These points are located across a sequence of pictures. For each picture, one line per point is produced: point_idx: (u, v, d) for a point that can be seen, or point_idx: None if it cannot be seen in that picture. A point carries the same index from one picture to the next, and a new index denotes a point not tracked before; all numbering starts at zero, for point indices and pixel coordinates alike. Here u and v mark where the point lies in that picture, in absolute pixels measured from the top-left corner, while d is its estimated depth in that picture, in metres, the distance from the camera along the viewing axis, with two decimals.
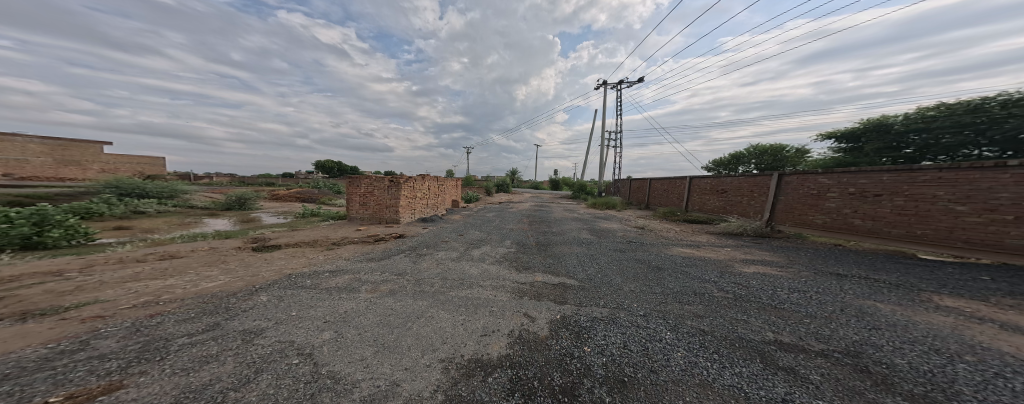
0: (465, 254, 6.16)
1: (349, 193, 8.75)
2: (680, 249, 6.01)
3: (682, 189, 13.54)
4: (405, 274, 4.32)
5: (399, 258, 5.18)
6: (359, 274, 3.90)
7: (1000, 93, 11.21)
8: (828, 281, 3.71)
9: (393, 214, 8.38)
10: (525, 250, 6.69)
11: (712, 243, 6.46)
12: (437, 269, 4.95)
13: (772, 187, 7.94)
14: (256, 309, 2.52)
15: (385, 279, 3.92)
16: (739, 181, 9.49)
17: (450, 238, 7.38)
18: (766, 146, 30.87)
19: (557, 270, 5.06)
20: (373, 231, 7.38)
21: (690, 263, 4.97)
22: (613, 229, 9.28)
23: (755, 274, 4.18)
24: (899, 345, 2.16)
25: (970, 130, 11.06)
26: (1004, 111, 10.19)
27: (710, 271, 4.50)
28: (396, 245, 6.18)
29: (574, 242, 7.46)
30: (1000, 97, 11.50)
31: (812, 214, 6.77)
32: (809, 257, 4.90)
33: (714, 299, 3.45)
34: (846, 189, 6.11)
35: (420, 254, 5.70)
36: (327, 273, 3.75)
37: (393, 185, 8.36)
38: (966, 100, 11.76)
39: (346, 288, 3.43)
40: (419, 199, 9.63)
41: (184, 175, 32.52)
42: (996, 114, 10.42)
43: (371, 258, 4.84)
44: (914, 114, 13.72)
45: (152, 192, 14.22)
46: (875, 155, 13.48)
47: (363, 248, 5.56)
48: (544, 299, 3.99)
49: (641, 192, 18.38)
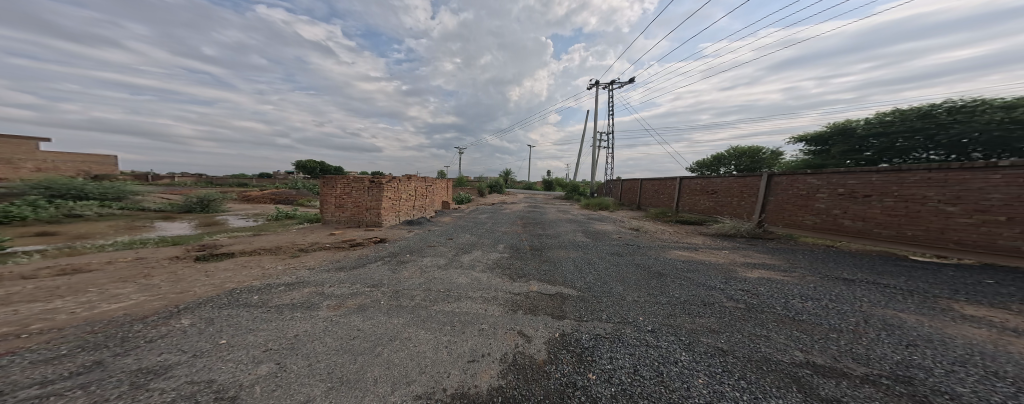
0: (454, 260, 5.65)
1: (324, 193, 7.98)
2: (679, 252, 5.81)
3: (671, 190, 13.63)
4: (381, 285, 3.76)
5: (376, 266, 4.60)
6: (322, 287, 3.30)
7: (947, 100, 12.28)
8: (838, 287, 3.51)
9: (373, 216, 7.68)
10: (519, 255, 6.26)
11: (709, 246, 6.29)
12: (419, 278, 4.41)
13: (761, 188, 7.94)
14: (167, 338, 1.92)
15: (355, 293, 3.34)
16: (729, 181, 9.55)
17: (437, 243, 6.82)
18: (744, 148, 32.14)
19: (554, 278, 4.66)
20: (350, 235, 6.69)
21: (691, 269, 4.73)
22: (607, 231, 9.03)
23: (761, 280, 3.97)
24: (951, 368, 1.88)
25: (920, 135, 12.70)
26: (950, 117, 12.00)
27: (715, 278, 4.26)
28: (375, 250, 5.56)
29: (570, 245, 7.11)
30: (946, 105, 12.46)
31: (802, 214, 6.75)
32: (809, 260, 4.76)
33: (726, 310, 3.18)
34: (835, 190, 6.09)
35: (402, 261, 5.13)
36: (282, 286, 3.12)
37: (374, 186, 7.69)
38: (916, 107, 13.18)
39: (304, 304, 2.85)
40: (404, 200, 8.97)
41: (143, 175, 29.77)
42: (943, 120, 12.17)
43: (342, 267, 4.24)
44: (873, 119, 14.56)
45: (93, 194, 12.62)
46: (841, 157, 15.11)
47: (335, 255, 4.91)
48: (540, 313, 3.58)
49: (632, 193, 18.48)
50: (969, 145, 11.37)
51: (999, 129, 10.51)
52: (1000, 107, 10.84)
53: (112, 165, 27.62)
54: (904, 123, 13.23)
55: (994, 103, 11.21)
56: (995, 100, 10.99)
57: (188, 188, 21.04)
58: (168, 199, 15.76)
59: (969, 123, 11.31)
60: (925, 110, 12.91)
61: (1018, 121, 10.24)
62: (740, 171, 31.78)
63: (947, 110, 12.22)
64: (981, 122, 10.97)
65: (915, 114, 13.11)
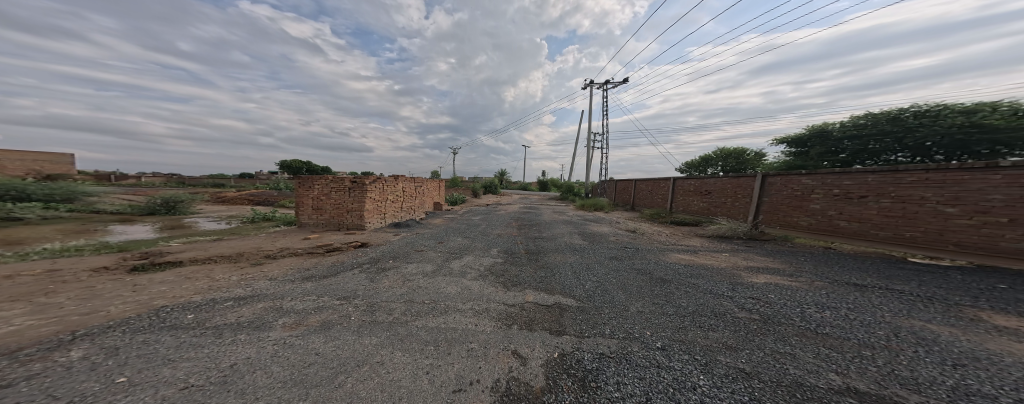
0: (443, 266, 5.17)
1: (299, 194, 7.22)
2: (680, 256, 5.76)
3: (665, 191, 13.63)
4: (353, 297, 3.28)
5: (353, 274, 4.09)
6: (279, 301, 2.78)
7: (916, 106, 12.72)
8: (852, 293, 3.28)
9: (355, 219, 7.07)
10: (513, 261, 5.86)
11: (710, 250, 6.08)
12: (400, 287, 3.93)
13: (756, 189, 7.83)
14: (36, 380, 1.41)
15: (320, 307, 2.86)
16: (724, 182, 9.52)
17: (425, 247, 6.31)
18: (730, 150, 32.90)
19: (551, 287, 4.33)
20: (327, 239, 6.10)
21: (695, 274, 4.50)
22: (603, 233, 8.79)
23: (769, 286, 3.75)
24: (1018, 397, 1.61)
25: (890, 138, 13.17)
26: (917, 121, 12.41)
27: (722, 284, 4.02)
28: (354, 255, 5.05)
29: (568, 249, 6.77)
30: (913, 109, 12.87)
31: (796, 215, 6.60)
32: (812, 262, 4.58)
33: (741, 323, 2.94)
34: (830, 190, 5.91)
35: (384, 267, 4.61)
36: (230, 301, 2.60)
37: (357, 186, 7.08)
38: (888, 110, 13.60)
39: (255, 321, 2.36)
40: (392, 202, 8.36)
41: (105, 175, 27.59)
42: (910, 124, 12.58)
43: (313, 276, 3.72)
44: (848, 123, 14.92)
45: (39, 194, 11.41)
46: (819, 159, 15.59)
47: (307, 263, 4.35)
48: (537, 328, 3.22)
49: (626, 193, 18.43)
50: (932, 148, 11.88)
51: (961, 132, 10.89)
52: (961, 111, 11.22)
53: (69, 164, 25.52)
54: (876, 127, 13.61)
55: (955, 108, 11.66)
56: (956, 105, 11.40)
57: (156, 189, 19.62)
58: (131, 200, 14.51)
59: (934, 127, 11.71)
60: (895, 114, 13.29)
61: (978, 126, 10.58)
62: (727, 171, 32.56)
63: (913, 114, 12.61)
64: (945, 126, 11.36)
65: (885, 118, 13.50)
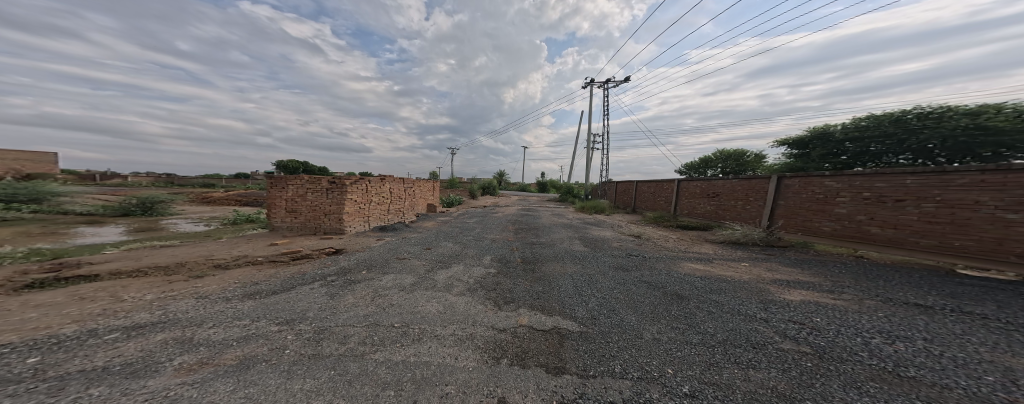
0: (425, 278, 4.50)
1: (271, 196, 6.50)
2: (693, 265, 5.14)
3: (669, 193, 13.07)
4: (295, 322, 2.60)
5: (306, 289, 3.40)
6: (186, 330, 2.10)
7: (919, 107, 12.26)
8: (919, 317, 2.55)
9: (333, 222, 6.43)
10: (505, 272, 5.20)
11: (726, 258, 5.45)
12: (356, 306, 3.20)
13: (770, 191, 7.25)
14: None
15: (248, 338, 2.21)
16: (735, 184, 8.96)
17: (408, 254, 5.64)
18: (729, 151, 32.42)
19: (550, 306, 3.81)
20: (296, 245, 5.42)
21: (716, 290, 3.87)
22: (606, 238, 8.20)
23: (807, 304, 3.05)
24: None
25: (893, 140, 12.69)
26: (919, 123, 11.93)
27: (751, 302, 3.35)
28: (321, 265, 4.39)
29: (568, 258, 6.13)
30: (915, 110, 12.38)
31: (818, 220, 5.92)
32: (850, 274, 3.95)
33: (788, 357, 2.24)
34: (858, 193, 5.23)
35: (352, 279, 3.94)
36: (108, 331, 1.92)
37: (335, 187, 6.44)
38: (891, 111, 13.09)
39: (133, 362, 1.69)
40: (378, 204, 7.70)
41: (90, 174, 26.73)
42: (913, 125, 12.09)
43: (248, 293, 3.01)
44: (849, 124, 14.40)
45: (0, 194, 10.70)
46: (820, 161, 15.11)
47: (259, 275, 3.68)
48: (532, 364, 2.60)
49: (627, 195, 17.84)
50: (936, 151, 11.43)
51: (964, 135, 10.47)
52: (964, 113, 10.77)
53: (53, 163, 24.76)
54: (878, 128, 13.10)
55: (958, 109, 11.23)
56: (958, 107, 10.97)
57: (138, 189, 18.88)
58: (107, 201, 13.80)
59: (937, 129, 11.27)
60: (897, 115, 12.78)
61: (983, 128, 10.15)
62: (726, 173, 32.10)
63: (915, 115, 12.14)
64: (948, 128, 10.93)
65: (886, 119, 13.01)
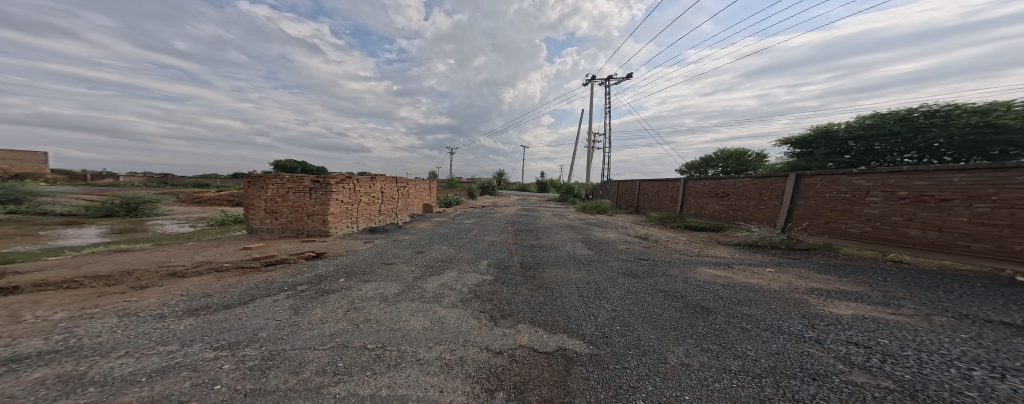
0: (412, 287, 4.00)
1: (248, 196, 5.99)
2: (711, 271, 4.67)
3: (675, 192, 12.59)
4: (239, 347, 2.15)
5: (266, 302, 2.89)
6: (74, 366, 1.70)
7: (928, 105, 11.76)
8: (1015, 341, 2.05)
9: (318, 223, 5.95)
10: (503, 279, 4.71)
11: (746, 264, 4.95)
12: (323, 323, 2.71)
13: (787, 190, 6.78)
14: None
15: (160, 372, 1.78)
16: (747, 183, 8.47)
17: (396, 259, 5.13)
18: (731, 151, 31.96)
19: (553, 322, 3.33)
20: (273, 249, 4.91)
21: (746, 301, 3.38)
22: (611, 240, 7.72)
23: (863, 321, 2.56)
24: None
25: (899, 139, 12.15)
26: (926, 121, 11.39)
27: (791, 317, 2.85)
28: (296, 272, 3.91)
29: (572, 262, 5.65)
30: (921, 109, 11.84)
31: (845, 221, 5.44)
32: (896, 282, 3.46)
33: (864, 395, 1.72)
34: (894, 192, 4.75)
35: (327, 289, 3.45)
36: None
37: (319, 187, 5.96)
38: (898, 109, 12.53)
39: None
40: (369, 204, 7.21)
41: (81, 174, 26.20)
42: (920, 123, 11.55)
43: (190, 310, 2.50)
44: (854, 122, 13.85)
45: None
46: (823, 160, 14.56)
47: (216, 284, 3.17)
48: (533, 399, 2.09)
49: (630, 195, 17.36)
50: (943, 150, 10.90)
51: (973, 133, 10.01)
52: (973, 111, 10.27)
53: (44, 163, 24.32)
54: (883, 127, 12.64)
55: (967, 107, 10.76)
56: (967, 104, 10.51)
57: (127, 189, 18.35)
58: (92, 201, 13.32)
59: (945, 127, 10.80)
60: (903, 114, 12.24)
61: (993, 125, 9.68)
62: (728, 173, 31.54)
63: (921, 113, 11.66)
64: (956, 126, 10.47)
65: (892, 117, 12.48)
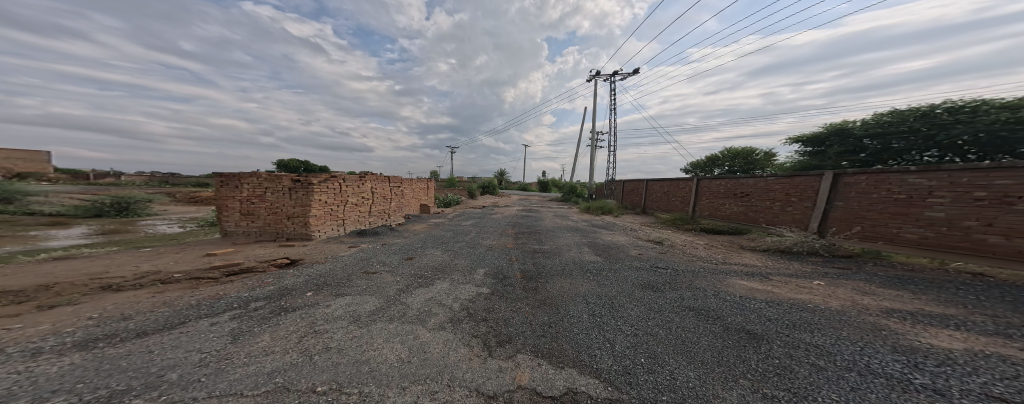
0: (394, 303, 3.40)
1: (220, 197, 5.43)
2: (744, 284, 4.04)
3: (685, 192, 11.88)
4: (123, 399, 1.44)
5: (200, 326, 2.17)
6: None
7: (951, 101, 10.98)
8: None
9: (298, 226, 5.40)
10: (501, 292, 4.14)
11: (786, 275, 4.24)
12: (265, 354, 2.04)
13: (822, 190, 6.09)
14: None
15: None
16: (770, 183, 7.76)
17: (381, 268, 4.53)
18: (739, 150, 30.92)
19: (562, 353, 2.72)
20: (241, 254, 4.24)
21: (812, 326, 2.74)
22: (621, 244, 7.08)
23: (992, 359, 1.90)
24: None
25: (918, 136, 11.17)
26: (951, 117, 10.58)
27: (880, 353, 2.22)
28: (257, 284, 3.22)
29: (579, 271, 5.03)
30: (945, 105, 11.05)
31: (898, 225, 4.81)
32: (994, 302, 2.80)
33: None
34: (966, 192, 4.14)
35: (286, 306, 2.78)
36: None
37: (301, 186, 5.41)
38: (916, 106, 11.68)
39: None
40: (357, 206, 6.66)
41: (83, 173, 26.13)
42: (943, 120, 10.71)
43: (82, 342, 1.81)
44: (870, 120, 12.92)
45: None
46: (836, 159, 13.51)
47: (146, 302, 2.46)
48: None
49: (637, 195, 16.59)
50: (968, 147, 9.99)
51: (1003, 129, 9.25)
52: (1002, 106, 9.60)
53: (48, 162, 24.43)
54: (902, 124, 11.65)
55: (995, 103, 9.94)
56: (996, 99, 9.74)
57: (122, 189, 17.97)
58: (82, 200, 12.94)
59: (971, 123, 9.92)
60: (924, 110, 11.39)
61: None
62: (734, 171, 30.61)
63: (944, 110, 10.86)
64: (983, 123, 9.61)
65: (912, 114, 11.58)
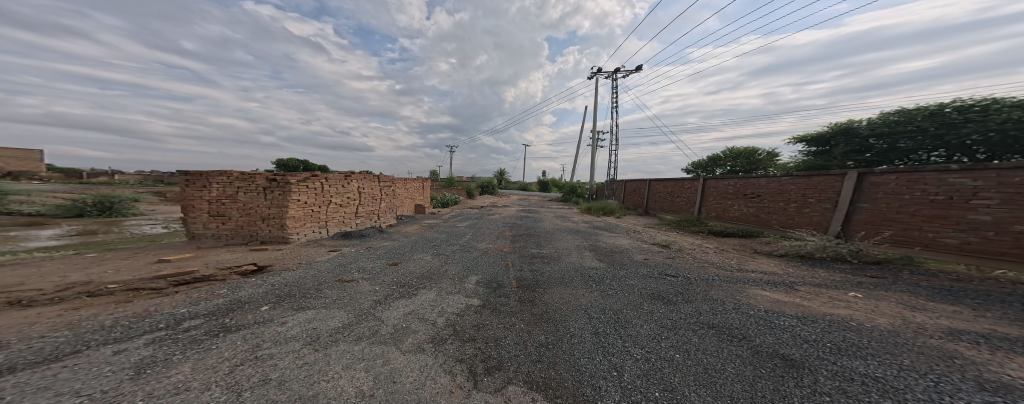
0: (365, 318, 2.94)
1: (186, 198, 4.99)
2: (767, 295, 3.57)
3: (690, 193, 11.39)
4: None
5: (95, 356, 1.69)
6: None
7: (961, 99, 10.49)
8: None
9: (274, 228, 4.95)
10: (493, 305, 3.68)
11: (813, 284, 3.73)
12: (174, 394, 1.54)
13: (845, 190, 5.62)
14: None
15: None
16: (783, 183, 7.28)
17: (359, 275, 4.06)
18: (740, 150, 30.46)
19: (558, 384, 2.25)
20: (201, 260, 3.78)
21: (864, 349, 2.28)
22: (625, 247, 6.62)
23: None
24: None
25: (926, 136, 10.67)
26: (961, 116, 10.05)
27: (963, 391, 1.79)
28: (204, 296, 2.73)
29: (580, 280, 4.58)
30: (954, 104, 10.53)
31: (934, 229, 4.34)
32: None
33: None
34: (1019, 193, 3.65)
35: (228, 324, 2.29)
36: None
37: (277, 185, 4.96)
38: (925, 106, 11.15)
39: None
40: (342, 206, 6.21)
41: (77, 172, 25.83)
42: (952, 120, 10.21)
43: None
44: (876, 119, 12.38)
45: None
46: (839, 159, 12.97)
47: (43, 324, 1.98)
48: None
49: (639, 195, 16.09)
50: (976, 147, 9.55)
51: (1014, 129, 8.81)
52: (1014, 105, 9.14)
53: (39, 160, 24.01)
54: (909, 124, 11.18)
55: (1008, 101, 9.45)
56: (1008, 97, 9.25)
57: (112, 187, 17.49)
58: (66, 199, 12.53)
59: (981, 122, 9.43)
60: (933, 109, 10.87)
61: None
62: (736, 172, 30.13)
63: (953, 109, 10.38)
64: (995, 121, 9.14)
65: (920, 113, 11.05)
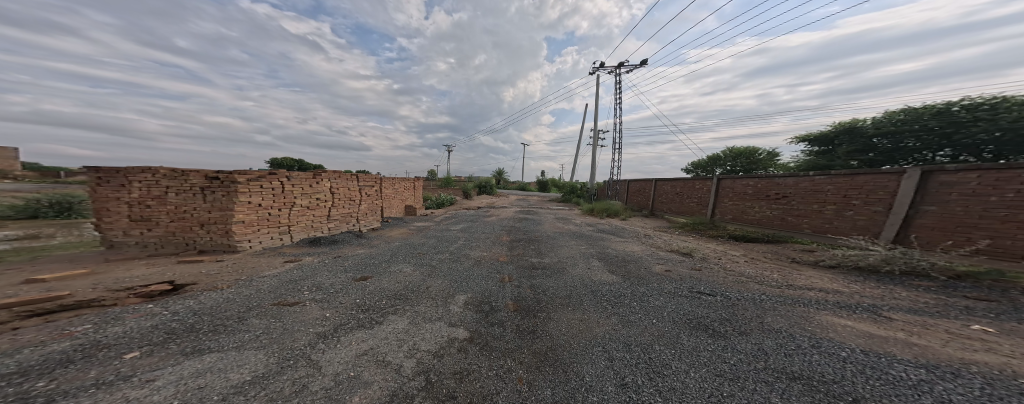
0: (287, 369, 1.99)
1: (101, 200, 4.07)
2: (853, 325, 2.66)
3: (702, 193, 10.49)
4: None
5: None
6: None
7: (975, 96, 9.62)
8: None
9: (217, 234, 4.04)
10: (484, 338, 2.77)
11: (905, 310, 2.82)
12: None
13: (906, 190, 4.72)
14: None
15: None
16: (818, 181, 6.38)
17: (311, 295, 3.15)
18: (742, 150, 29.62)
19: None
20: (91, 280, 2.91)
21: None
22: (638, 256, 5.74)
23: None
24: None
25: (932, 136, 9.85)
26: (969, 114, 9.22)
27: None
28: (41, 340, 1.92)
29: (593, 300, 3.67)
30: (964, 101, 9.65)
31: None
32: None
33: None
34: None
35: (31, 394, 1.48)
36: None
37: (218, 183, 4.04)
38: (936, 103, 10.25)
39: None
40: (309, 210, 5.25)
41: (54, 171, 24.57)
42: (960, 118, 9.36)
43: None
44: (882, 117, 11.49)
45: None
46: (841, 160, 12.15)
47: None
48: None
49: (644, 196, 15.21)
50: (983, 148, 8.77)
51: None
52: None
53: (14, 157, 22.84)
54: (914, 122, 10.33)
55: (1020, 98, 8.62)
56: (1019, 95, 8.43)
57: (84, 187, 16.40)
58: (25, 199, 11.50)
59: (991, 121, 8.61)
60: (942, 107, 9.98)
61: None
62: (737, 172, 29.37)
63: (961, 107, 9.50)
64: (1005, 120, 8.33)
65: (926, 112, 10.18)
